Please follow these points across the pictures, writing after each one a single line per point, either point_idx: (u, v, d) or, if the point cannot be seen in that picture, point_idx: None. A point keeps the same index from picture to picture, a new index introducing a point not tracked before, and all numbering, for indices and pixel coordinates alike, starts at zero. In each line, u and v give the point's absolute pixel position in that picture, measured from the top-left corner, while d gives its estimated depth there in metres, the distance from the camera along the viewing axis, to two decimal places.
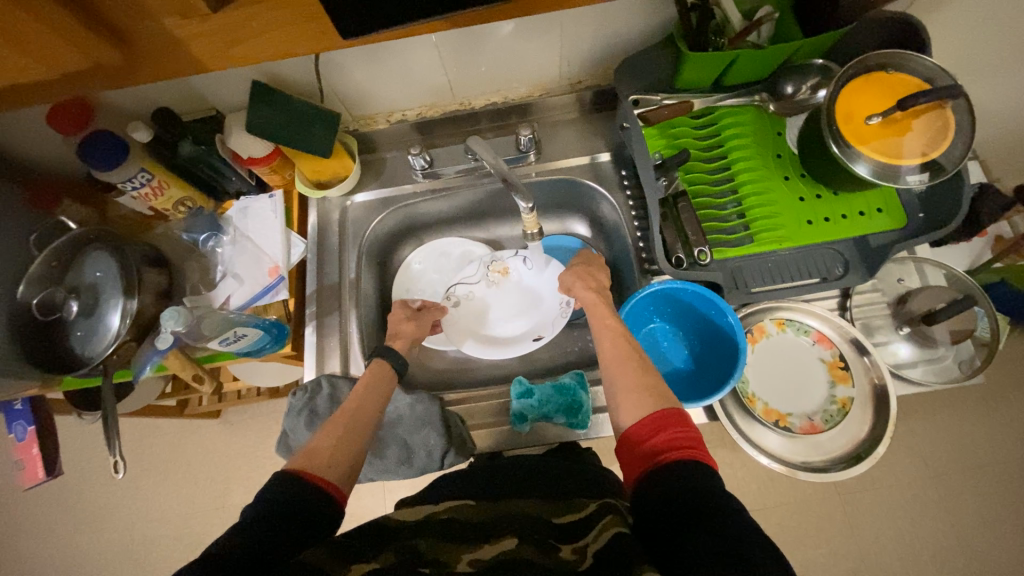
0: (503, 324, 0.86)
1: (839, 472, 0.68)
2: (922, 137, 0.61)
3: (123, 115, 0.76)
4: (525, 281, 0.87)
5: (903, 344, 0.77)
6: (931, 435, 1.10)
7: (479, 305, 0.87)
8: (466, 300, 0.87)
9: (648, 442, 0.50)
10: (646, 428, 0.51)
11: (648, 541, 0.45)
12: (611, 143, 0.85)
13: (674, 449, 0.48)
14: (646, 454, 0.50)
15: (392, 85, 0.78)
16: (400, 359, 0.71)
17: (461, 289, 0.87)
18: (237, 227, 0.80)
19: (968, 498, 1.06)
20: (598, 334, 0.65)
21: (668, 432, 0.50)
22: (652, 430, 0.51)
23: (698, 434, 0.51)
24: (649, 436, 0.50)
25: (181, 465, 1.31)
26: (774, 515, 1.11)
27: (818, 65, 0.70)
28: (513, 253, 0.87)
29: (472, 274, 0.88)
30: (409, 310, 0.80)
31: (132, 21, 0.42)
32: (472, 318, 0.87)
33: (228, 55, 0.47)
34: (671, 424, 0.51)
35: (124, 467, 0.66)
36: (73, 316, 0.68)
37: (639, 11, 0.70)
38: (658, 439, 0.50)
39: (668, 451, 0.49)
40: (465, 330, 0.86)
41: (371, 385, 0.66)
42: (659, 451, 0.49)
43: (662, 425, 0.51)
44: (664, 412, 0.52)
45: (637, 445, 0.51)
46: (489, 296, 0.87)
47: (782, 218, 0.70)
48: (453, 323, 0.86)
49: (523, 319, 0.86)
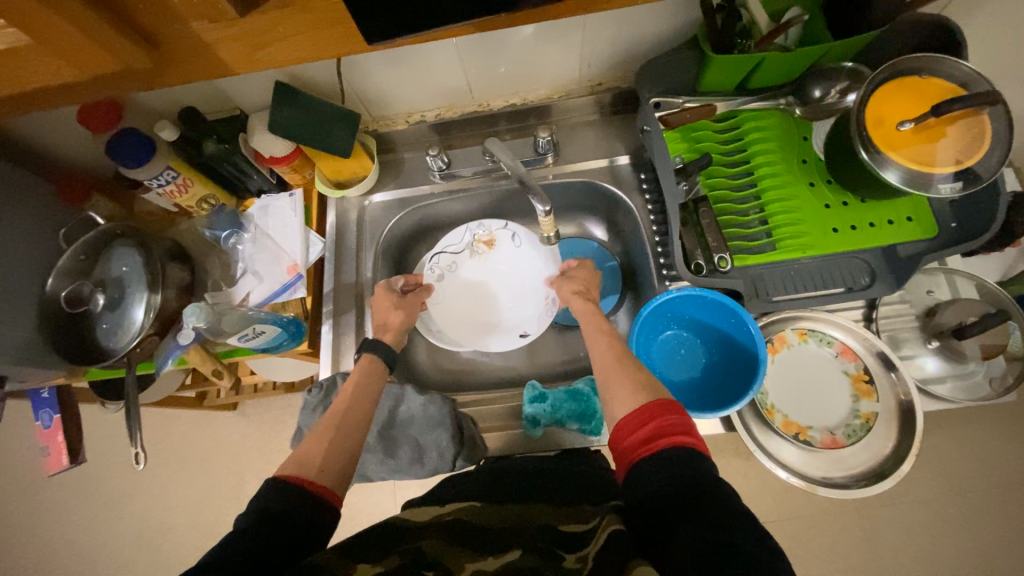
0: (488, 300, 0.87)
1: (862, 489, 0.66)
2: (957, 144, 0.59)
3: (150, 114, 0.77)
4: (513, 258, 0.87)
5: (931, 358, 0.75)
6: (958, 451, 1.06)
7: (467, 281, 0.87)
8: (451, 271, 0.87)
9: (637, 433, 0.49)
10: (634, 419, 0.50)
11: (643, 531, 0.45)
12: (631, 146, 0.84)
13: (664, 438, 0.47)
14: (635, 444, 0.49)
15: (412, 86, 0.78)
16: (384, 347, 0.70)
17: (451, 265, 0.87)
18: (258, 225, 0.81)
19: (995, 518, 1.02)
20: (594, 346, 0.64)
21: (656, 421, 0.49)
22: (642, 421, 0.49)
23: (692, 421, 0.49)
24: (637, 427, 0.49)
25: (199, 455, 1.33)
26: (790, 527, 1.08)
27: (847, 68, 0.68)
28: (501, 226, 0.87)
29: (458, 244, 0.87)
30: (393, 296, 0.77)
31: (162, 25, 0.43)
32: (463, 295, 0.87)
33: (253, 59, 0.47)
34: (660, 414, 0.49)
35: (146, 459, 0.67)
36: (99, 309, 0.70)
37: (663, 13, 0.69)
38: (648, 429, 0.49)
39: (657, 440, 0.47)
40: (454, 308, 0.86)
41: (361, 379, 0.66)
42: (649, 441, 0.48)
43: (650, 415, 0.49)
44: (650, 403, 0.51)
45: (625, 436, 0.50)
46: (474, 270, 0.87)
47: (807, 226, 0.69)
48: (444, 300, 0.85)
49: (505, 295, 0.87)
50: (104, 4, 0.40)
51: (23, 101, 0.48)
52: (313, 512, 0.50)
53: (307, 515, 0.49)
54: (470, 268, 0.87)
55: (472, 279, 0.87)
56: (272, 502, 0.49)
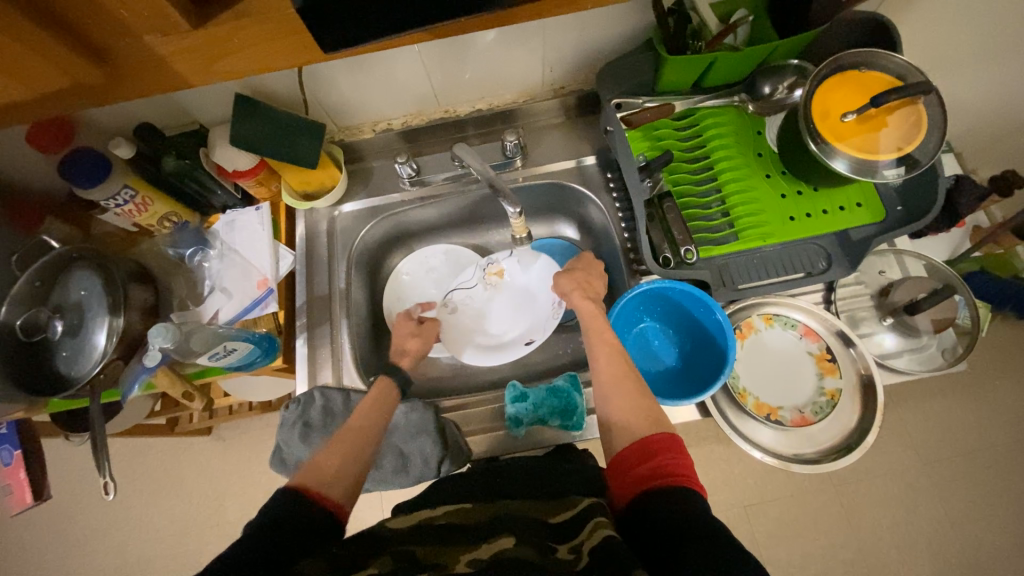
0: (498, 328, 0.85)
1: (833, 463, 0.69)
2: (897, 132, 0.63)
3: (105, 132, 0.75)
4: (519, 282, 0.85)
5: (888, 334, 0.79)
6: (922, 422, 1.12)
7: (479, 312, 0.86)
8: (463, 304, 0.86)
9: (637, 468, 0.51)
10: (637, 453, 0.51)
11: (642, 550, 0.45)
12: (596, 147, 0.86)
13: (663, 477, 0.48)
14: (635, 478, 0.50)
15: (377, 95, 0.78)
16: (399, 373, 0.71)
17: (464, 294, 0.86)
18: (224, 240, 0.79)
19: (959, 483, 1.08)
20: (593, 352, 0.65)
21: (658, 458, 0.50)
22: (642, 457, 0.51)
23: (690, 465, 0.50)
24: (640, 461, 0.51)
25: (173, 483, 1.28)
26: (772, 508, 1.12)
27: (794, 65, 0.72)
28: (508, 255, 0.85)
29: (469, 279, 0.87)
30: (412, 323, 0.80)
31: (112, 39, 0.42)
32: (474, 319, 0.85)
33: (212, 71, 0.47)
34: (660, 452, 0.50)
35: (116, 489, 0.64)
36: (58, 336, 0.67)
37: (620, 17, 0.71)
38: (649, 465, 0.50)
39: (657, 477, 0.48)
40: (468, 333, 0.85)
41: (372, 402, 0.65)
42: (649, 477, 0.49)
43: (653, 451, 0.51)
44: (655, 437, 0.52)
45: (627, 470, 0.51)
46: (486, 302, 0.86)
47: (766, 216, 0.72)
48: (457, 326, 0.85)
49: (519, 322, 0.85)
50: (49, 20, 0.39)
51: None
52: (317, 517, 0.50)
53: (311, 524, 0.49)
54: (480, 295, 0.86)
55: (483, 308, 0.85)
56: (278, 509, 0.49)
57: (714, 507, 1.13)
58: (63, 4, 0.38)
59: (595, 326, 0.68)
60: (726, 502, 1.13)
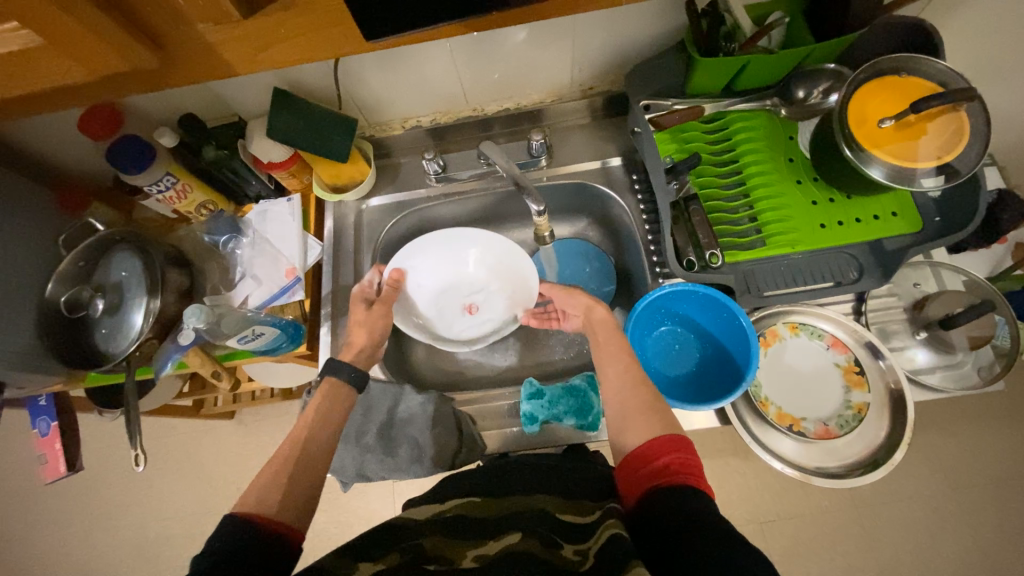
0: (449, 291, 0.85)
1: (857, 478, 0.67)
2: (936, 141, 0.61)
3: (150, 121, 0.79)
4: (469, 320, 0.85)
5: (920, 349, 0.76)
6: (953, 446, 1.07)
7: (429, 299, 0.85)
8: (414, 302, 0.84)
9: (653, 463, 0.50)
10: (647, 449, 0.51)
11: (649, 550, 0.44)
12: (622, 148, 0.86)
13: (676, 475, 0.48)
14: (647, 476, 0.49)
15: (408, 92, 0.80)
16: (350, 370, 0.64)
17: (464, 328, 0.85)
18: (256, 229, 0.82)
19: (991, 513, 1.03)
20: (602, 361, 0.64)
21: (670, 455, 0.49)
22: (657, 452, 0.50)
23: (699, 465, 0.49)
24: (651, 457, 0.50)
25: (195, 463, 1.33)
26: (789, 527, 1.09)
27: (830, 70, 0.70)
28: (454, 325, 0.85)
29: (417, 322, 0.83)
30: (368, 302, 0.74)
31: (168, 25, 0.44)
32: (447, 300, 0.85)
33: (256, 60, 0.49)
34: (674, 450, 0.50)
35: (145, 461, 0.67)
36: (99, 314, 0.70)
37: (651, 19, 0.71)
38: (660, 463, 0.49)
39: (669, 474, 0.48)
40: (424, 278, 0.84)
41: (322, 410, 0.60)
42: (660, 473, 0.49)
43: (665, 449, 0.50)
44: (664, 437, 0.51)
45: (639, 467, 0.50)
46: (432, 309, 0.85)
47: (795, 222, 0.70)
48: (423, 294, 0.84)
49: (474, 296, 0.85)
50: (112, 5, 0.41)
51: (28, 101, 0.49)
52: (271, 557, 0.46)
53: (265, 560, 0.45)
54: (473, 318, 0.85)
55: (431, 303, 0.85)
56: (228, 543, 0.45)
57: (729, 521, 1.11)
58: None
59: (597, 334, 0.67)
60: (741, 516, 1.10)
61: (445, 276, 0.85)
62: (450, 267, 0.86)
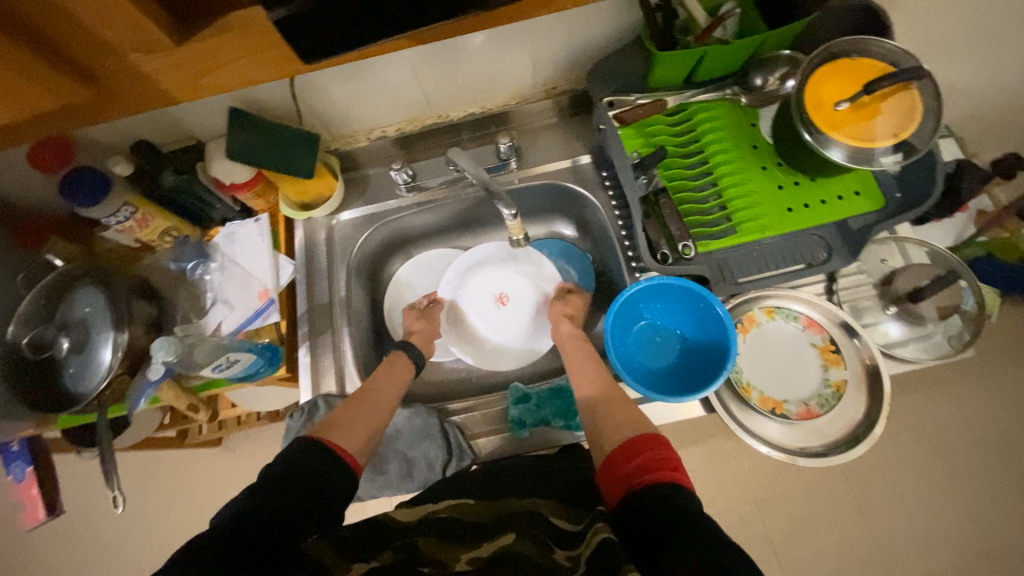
0: (479, 303, 0.89)
1: (840, 456, 0.69)
2: (891, 119, 0.63)
3: (103, 149, 0.76)
4: (508, 324, 0.88)
5: (893, 323, 0.78)
6: (935, 412, 1.10)
7: (467, 313, 0.89)
8: (455, 318, 0.89)
9: (631, 462, 0.51)
10: (627, 450, 0.52)
11: (634, 549, 0.44)
12: (590, 146, 0.86)
13: (650, 472, 0.49)
14: (626, 476, 0.50)
15: (370, 102, 0.78)
16: (416, 351, 0.78)
17: (508, 332, 0.87)
18: (224, 253, 0.80)
19: (976, 474, 1.07)
20: (576, 362, 0.72)
21: (642, 455, 0.51)
22: (632, 453, 0.51)
23: (678, 458, 0.51)
24: (630, 458, 0.51)
25: (186, 494, 1.29)
26: (784, 505, 1.11)
27: (785, 56, 0.72)
28: (498, 333, 0.88)
29: (464, 336, 0.88)
30: (417, 310, 0.86)
31: (99, 57, 0.43)
32: (485, 311, 0.89)
33: (197, 87, 0.47)
34: (650, 448, 0.51)
35: (124, 502, 0.66)
36: (64, 353, 0.67)
37: (608, 16, 0.71)
38: (638, 461, 0.50)
39: (643, 474, 0.49)
40: (463, 297, 0.89)
41: (393, 378, 0.71)
42: (633, 476, 0.50)
43: (637, 448, 0.52)
44: (641, 438, 0.53)
45: (615, 468, 0.52)
46: (473, 322, 0.89)
47: (763, 208, 0.72)
48: (466, 317, 0.89)
49: (503, 299, 0.89)
50: (36, 40, 0.40)
51: None
52: (332, 489, 0.52)
53: (323, 478, 0.52)
54: (511, 318, 0.88)
55: (470, 316, 0.89)
56: (299, 460, 0.52)
57: (727, 504, 1.13)
58: (48, 26, 0.39)
59: (572, 346, 0.76)
60: (737, 497, 1.12)
61: (478, 288, 0.90)
62: (471, 281, 0.90)
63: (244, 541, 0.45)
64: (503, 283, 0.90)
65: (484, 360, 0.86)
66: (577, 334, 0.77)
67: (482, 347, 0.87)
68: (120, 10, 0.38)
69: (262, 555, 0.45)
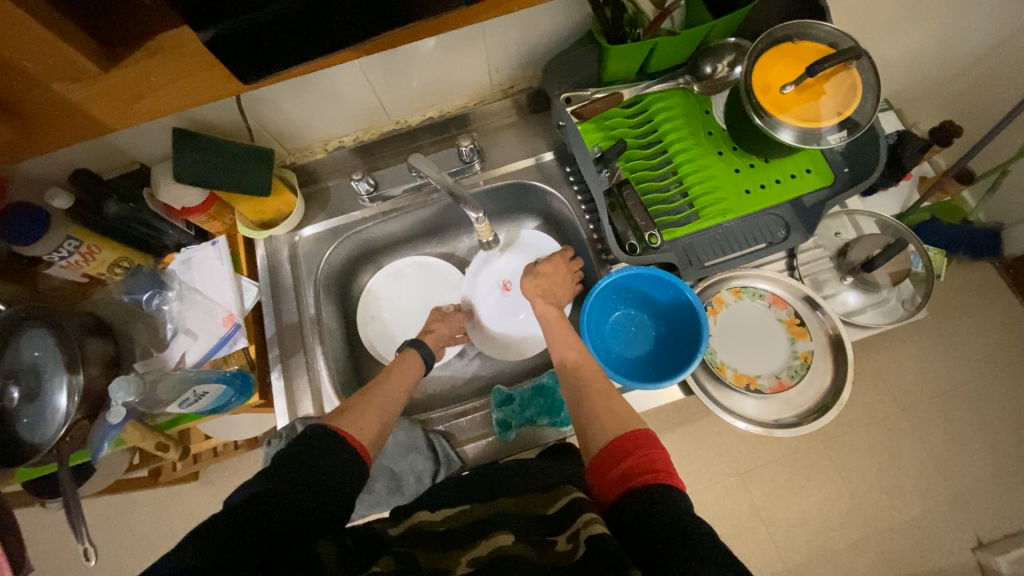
0: (491, 304, 0.88)
1: (813, 423, 0.72)
2: (835, 98, 0.65)
3: (39, 182, 0.71)
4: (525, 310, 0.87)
5: (850, 292, 0.82)
6: (896, 369, 1.17)
7: (485, 316, 0.88)
8: (475, 324, 0.88)
9: (617, 466, 0.51)
10: (613, 453, 0.52)
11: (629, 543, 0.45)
12: (552, 142, 0.86)
13: (635, 477, 0.49)
14: (614, 479, 0.51)
15: (324, 112, 0.76)
16: (427, 350, 0.77)
17: (524, 317, 0.87)
18: (183, 281, 0.77)
19: (937, 423, 1.14)
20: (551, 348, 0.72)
21: (628, 459, 0.50)
22: (619, 458, 0.51)
23: (670, 460, 0.50)
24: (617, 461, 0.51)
25: (166, 533, 1.24)
26: (766, 474, 1.15)
27: (731, 44, 0.74)
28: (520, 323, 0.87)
29: (488, 338, 0.87)
30: (440, 312, 0.86)
31: (21, 90, 0.41)
32: (496, 305, 0.88)
33: (130, 111, 0.46)
34: (637, 450, 0.51)
35: (97, 554, 0.62)
36: (16, 403, 0.62)
37: (559, 14, 0.71)
38: (622, 466, 0.50)
39: (631, 477, 0.49)
40: (475, 303, 0.88)
41: (407, 374, 0.71)
42: (620, 480, 0.50)
43: (623, 451, 0.52)
44: (627, 436, 0.53)
45: (605, 472, 0.52)
46: (493, 322, 0.88)
47: (722, 192, 0.74)
48: (484, 320, 0.88)
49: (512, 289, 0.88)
50: None
51: None
52: (344, 473, 0.53)
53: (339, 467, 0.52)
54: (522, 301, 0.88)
55: (489, 318, 0.88)
56: (314, 445, 0.53)
57: (712, 479, 1.16)
58: None
59: (550, 330, 0.74)
60: (721, 472, 1.16)
61: (485, 289, 0.89)
62: (475, 283, 0.89)
63: (262, 519, 0.46)
64: (503, 271, 0.89)
65: (512, 351, 0.86)
66: (551, 314, 0.76)
67: (510, 341, 0.87)
68: (45, 46, 0.36)
69: (279, 535, 0.46)
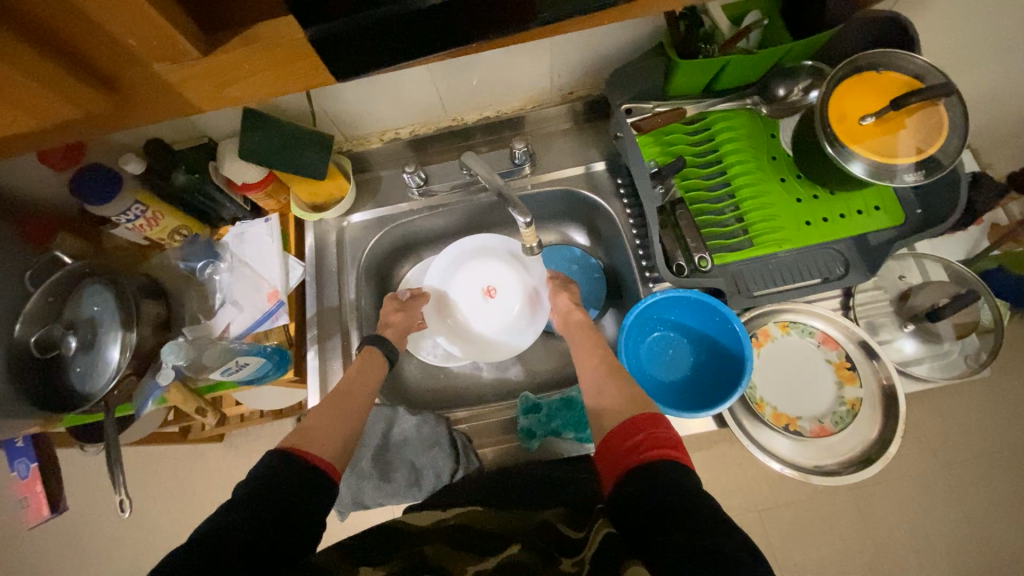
0: (467, 302, 0.87)
1: (852, 475, 0.68)
2: (916, 134, 0.61)
3: (115, 147, 0.75)
4: (499, 315, 0.86)
5: (908, 340, 0.77)
6: (941, 423, 1.09)
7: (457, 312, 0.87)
8: (446, 317, 0.87)
9: (627, 441, 0.50)
10: (623, 430, 0.52)
11: (631, 532, 0.44)
12: (606, 153, 0.85)
13: (648, 449, 0.48)
14: (622, 455, 0.50)
15: (385, 104, 0.77)
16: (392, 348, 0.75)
17: (506, 323, 0.85)
18: (234, 253, 0.79)
19: (981, 486, 1.06)
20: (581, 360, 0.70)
21: (639, 435, 0.50)
22: (631, 432, 0.51)
23: (678, 437, 0.50)
24: (629, 435, 0.50)
25: (187, 489, 1.29)
26: (786, 514, 1.10)
27: (809, 67, 0.71)
28: (491, 326, 0.86)
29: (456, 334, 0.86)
30: (398, 301, 0.82)
31: (126, 70, 0.43)
32: (475, 304, 0.87)
33: (220, 95, 0.47)
34: (650, 428, 0.50)
35: (130, 506, 0.65)
36: (72, 352, 0.66)
37: (629, 26, 0.70)
38: (632, 442, 0.50)
39: (639, 451, 0.49)
40: (451, 297, 0.87)
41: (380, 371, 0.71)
42: (634, 450, 0.49)
43: (636, 429, 0.51)
44: (636, 419, 0.52)
45: (618, 444, 0.51)
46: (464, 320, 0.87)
47: (781, 221, 0.71)
48: (457, 315, 0.87)
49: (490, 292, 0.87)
50: (66, 56, 0.41)
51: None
52: (315, 488, 0.52)
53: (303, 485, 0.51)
54: (500, 311, 0.87)
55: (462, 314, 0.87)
56: (276, 473, 0.51)
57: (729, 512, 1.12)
58: (83, 44, 0.40)
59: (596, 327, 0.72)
60: (739, 506, 1.11)
61: (464, 286, 0.87)
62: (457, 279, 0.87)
63: (243, 548, 0.45)
64: (490, 273, 0.87)
65: (484, 353, 0.85)
66: None
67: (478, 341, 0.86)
68: (148, 24, 0.38)
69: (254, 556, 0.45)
